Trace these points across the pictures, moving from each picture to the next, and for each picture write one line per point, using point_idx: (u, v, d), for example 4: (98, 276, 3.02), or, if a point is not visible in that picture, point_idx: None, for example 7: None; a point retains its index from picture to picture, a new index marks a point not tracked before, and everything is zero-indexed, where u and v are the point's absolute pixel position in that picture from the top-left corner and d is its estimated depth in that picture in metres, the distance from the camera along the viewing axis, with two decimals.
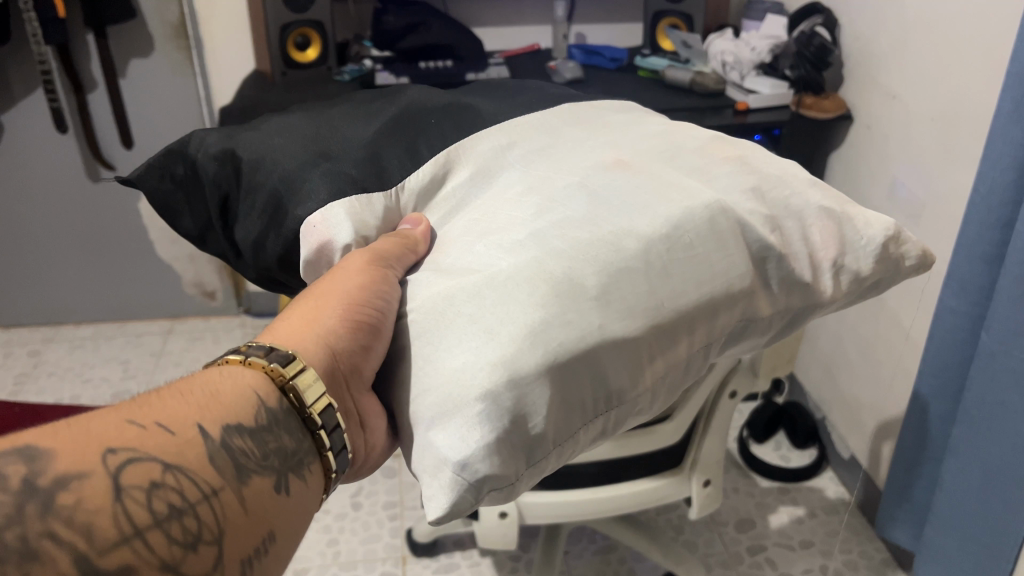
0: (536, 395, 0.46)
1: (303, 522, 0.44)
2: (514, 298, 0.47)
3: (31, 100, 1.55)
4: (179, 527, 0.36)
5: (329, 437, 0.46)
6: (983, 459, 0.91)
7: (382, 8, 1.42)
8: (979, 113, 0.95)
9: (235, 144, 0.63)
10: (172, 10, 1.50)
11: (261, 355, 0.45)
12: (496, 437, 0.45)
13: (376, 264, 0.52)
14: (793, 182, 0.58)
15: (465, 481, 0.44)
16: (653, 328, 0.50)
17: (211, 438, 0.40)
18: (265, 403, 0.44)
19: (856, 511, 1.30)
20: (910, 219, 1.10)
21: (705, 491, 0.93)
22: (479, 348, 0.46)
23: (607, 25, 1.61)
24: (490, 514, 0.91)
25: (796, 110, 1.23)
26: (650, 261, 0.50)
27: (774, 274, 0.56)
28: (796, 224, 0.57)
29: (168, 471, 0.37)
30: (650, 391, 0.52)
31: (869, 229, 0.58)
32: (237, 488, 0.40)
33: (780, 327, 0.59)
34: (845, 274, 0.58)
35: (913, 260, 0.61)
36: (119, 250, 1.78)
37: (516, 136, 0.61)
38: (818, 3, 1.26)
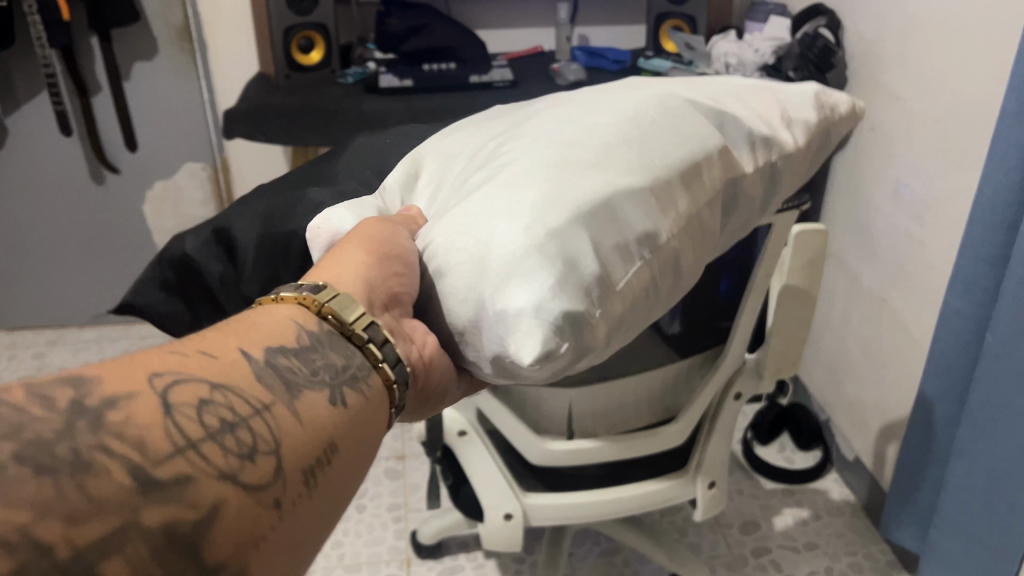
0: (578, 239, 0.45)
1: (366, 448, 0.39)
2: (515, 187, 0.47)
3: (35, 103, 1.55)
4: (233, 440, 0.32)
5: (380, 350, 0.42)
6: (989, 462, 0.90)
7: (385, 11, 1.41)
8: (983, 114, 0.95)
9: (216, 224, 0.67)
10: (176, 13, 1.50)
11: (291, 290, 0.42)
12: (559, 276, 0.44)
13: (386, 221, 0.51)
14: (713, 85, 0.63)
15: (549, 325, 0.42)
16: (655, 180, 0.51)
17: (255, 359, 0.36)
18: (306, 329, 0.40)
19: (861, 512, 1.30)
20: (914, 221, 1.10)
21: (711, 492, 0.92)
22: (501, 220, 0.46)
23: (610, 28, 1.61)
24: (495, 517, 0.89)
25: None
26: (628, 138, 0.52)
27: (735, 135, 0.58)
28: (736, 103, 0.60)
29: (216, 389, 0.33)
30: (677, 246, 0.52)
31: (789, 95, 0.64)
32: (290, 403, 0.35)
33: (762, 187, 0.60)
34: (793, 125, 0.62)
35: (834, 105, 0.67)
36: (123, 252, 1.78)
37: (469, 128, 0.62)
38: (822, 5, 1.27)
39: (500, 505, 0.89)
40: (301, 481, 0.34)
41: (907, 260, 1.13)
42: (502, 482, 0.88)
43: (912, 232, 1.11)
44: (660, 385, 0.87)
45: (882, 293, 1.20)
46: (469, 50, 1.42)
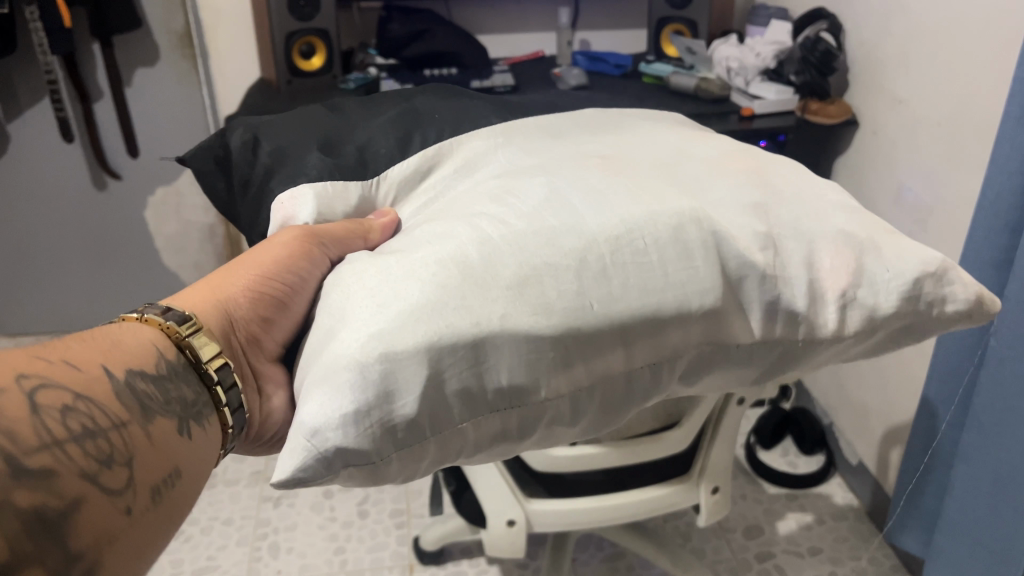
0: (410, 373, 0.43)
1: (205, 470, 0.45)
2: (416, 277, 0.46)
3: (37, 110, 1.55)
4: (93, 446, 0.38)
5: (226, 393, 0.47)
6: (994, 466, 0.90)
7: (387, 17, 1.42)
8: (985, 118, 0.95)
9: (261, 134, 0.63)
10: (178, 19, 1.51)
11: (157, 314, 0.47)
12: (358, 409, 0.42)
13: (308, 239, 0.54)
14: (809, 207, 0.57)
15: (316, 451, 0.42)
16: (568, 330, 0.47)
17: (117, 377, 0.41)
18: (166, 357, 0.45)
19: (865, 517, 1.30)
20: (916, 225, 1.10)
21: (714, 498, 0.93)
22: (366, 320, 0.44)
23: (611, 32, 1.62)
24: (497, 524, 0.90)
25: (801, 115, 1.23)
26: (586, 261, 0.48)
27: (754, 297, 0.52)
28: (800, 248, 0.53)
29: (79, 398, 0.38)
30: (566, 396, 0.49)
31: (900, 262, 0.53)
32: (143, 423, 0.41)
33: (766, 357, 0.55)
34: (856, 309, 0.53)
35: (959, 305, 0.55)
36: (125, 257, 1.78)
37: (514, 136, 0.62)
38: (823, 8, 1.24)
39: (503, 511, 0.89)
40: (148, 496, 0.40)
41: None
42: (505, 488, 0.88)
43: (915, 235, 1.11)
44: None
45: None
46: (470, 55, 1.42)
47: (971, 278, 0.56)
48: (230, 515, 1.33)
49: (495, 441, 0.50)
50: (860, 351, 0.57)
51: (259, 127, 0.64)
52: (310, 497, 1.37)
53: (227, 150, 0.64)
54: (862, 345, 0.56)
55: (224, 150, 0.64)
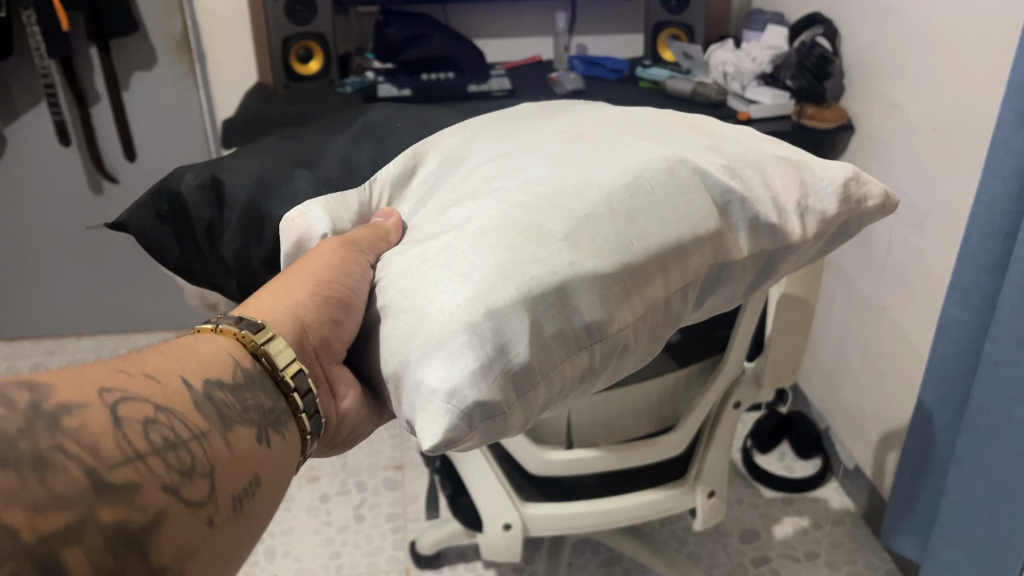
0: (516, 324, 0.44)
1: (283, 479, 0.43)
2: (484, 245, 0.46)
3: (34, 113, 1.55)
4: (175, 458, 0.36)
5: (303, 400, 0.45)
6: (990, 470, 0.90)
7: (384, 21, 1.42)
8: (980, 123, 0.95)
9: (217, 170, 0.63)
10: (175, 24, 1.51)
11: (232, 323, 0.45)
12: (481, 363, 0.42)
13: (349, 248, 0.51)
14: (747, 140, 0.60)
15: (455, 410, 0.41)
16: (624, 264, 0.48)
17: (197, 389, 0.40)
18: (241, 366, 0.43)
19: (861, 522, 1.30)
20: (912, 229, 1.10)
21: (710, 502, 0.92)
22: (456, 289, 0.44)
23: (608, 37, 1.62)
24: (494, 528, 0.90)
25: (797, 119, 1.22)
26: (615, 208, 0.50)
27: (739, 218, 0.55)
28: (756, 173, 0.57)
29: (159, 410, 0.37)
30: (635, 328, 0.50)
31: (827, 169, 0.59)
32: (223, 432, 0.39)
33: (753, 273, 0.58)
34: (811, 215, 0.58)
35: (876, 200, 0.61)
36: (121, 261, 1.78)
37: (479, 128, 0.62)
38: (818, 13, 1.26)
39: (498, 516, 0.89)
40: (229, 506, 0.38)
41: (908, 269, 1.12)
42: (500, 492, 0.88)
43: (911, 240, 1.11)
44: (659, 394, 0.87)
45: (881, 303, 1.20)
46: (467, 60, 1.42)
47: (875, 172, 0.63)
48: None
49: (578, 387, 0.50)
50: (812, 254, 0.62)
51: (211, 169, 0.64)
52: (306, 501, 1.37)
53: (178, 197, 0.63)
54: (814, 249, 0.61)
55: (170, 202, 0.64)
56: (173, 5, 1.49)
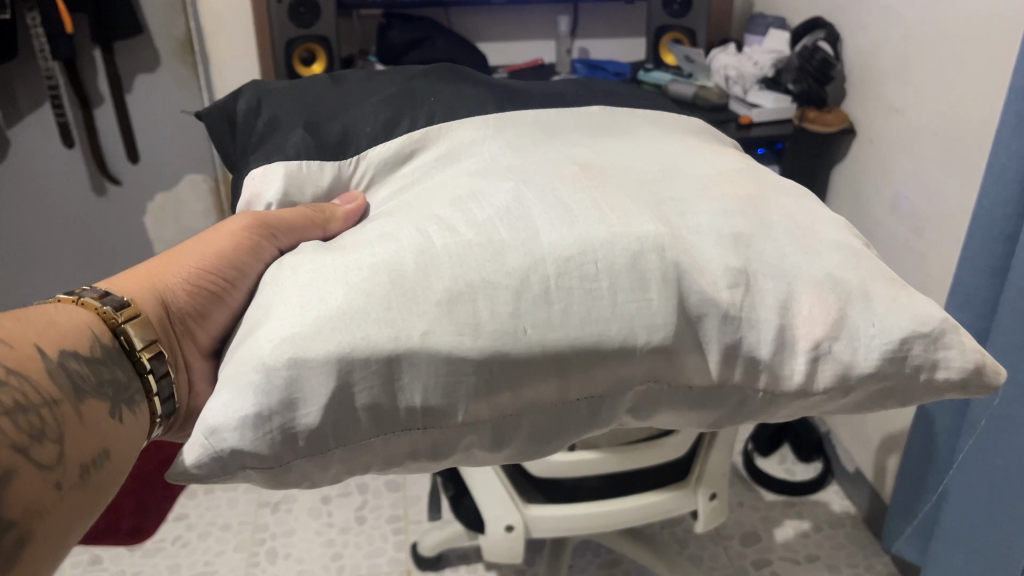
0: (315, 383, 0.44)
1: (133, 455, 0.47)
2: (344, 281, 0.47)
3: (38, 115, 1.56)
4: (24, 421, 0.41)
5: (156, 381, 0.50)
6: (991, 472, 0.90)
7: (387, 24, 1.43)
8: (981, 127, 0.95)
9: (265, 100, 0.68)
10: (179, 26, 1.52)
11: (95, 299, 0.50)
12: (256, 412, 0.44)
13: (253, 232, 0.58)
14: (807, 245, 0.53)
15: (213, 448, 0.44)
16: (494, 356, 0.46)
17: (51, 358, 0.44)
18: (100, 342, 0.48)
19: (861, 524, 1.30)
20: (914, 233, 1.11)
21: (711, 504, 0.93)
22: (289, 321, 0.46)
23: (611, 40, 1.63)
24: (496, 528, 0.90)
25: (799, 124, 1.23)
26: (526, 285, 0.48)
27: (712, 338, 0.50)
28: (776, 289, 0.50)
29: (12, 373, 0.42)
30: (500, 419, 0.49)
31: (888, 317, 0.49)
32: (73, 402, 0.44)
33: (726, 401, 0.53)
34: (828, 364, 0.49)
35: (954, 373, 0.50)
36: (123, 263, 1.78)
37: (501, 126, 0.64)
38: (819, 18, 1.27)
39: (501, 517, 0.89)
40: (78, 473, 0.42)
41: (909, 273, 1.13)
42: (503, 493, 0.88)
43: (912, 244, 1.11)
44: None
45: None
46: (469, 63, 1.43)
47: (971, 341, 0.51)
48: (226, 520, 1.33)
49: (420, 454, 0.50)
50: (842, 409, 0.53)
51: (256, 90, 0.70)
52: (307, 502, 1.37)
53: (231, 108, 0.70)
54: (838, 405, 0.53)
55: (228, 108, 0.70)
56: (176, 7, 1.49)
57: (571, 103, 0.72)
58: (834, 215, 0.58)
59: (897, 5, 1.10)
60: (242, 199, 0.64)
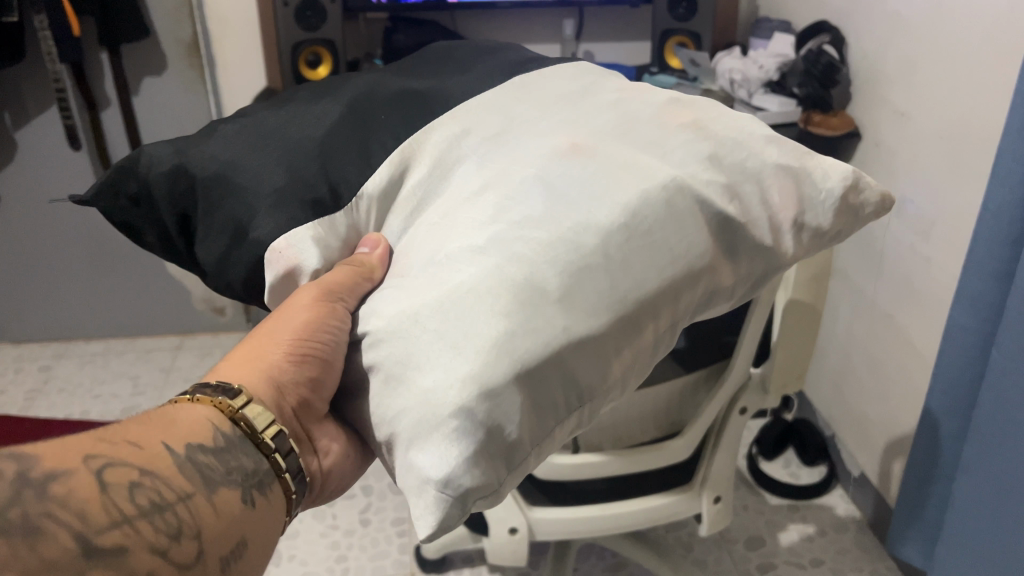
0: (508, 402, 0.46)
1: (268, 538, 0.48)
2: (475, 313, 0.47)
3: (45, 117, 1.56)
4: (161, 521, 0.40)
5: (284, 459, 0.50)
6: (996, 476, 0.90)
7: (392, 27, 1.44)
8: (988, 130, 0.95)
9: (186, 158, 0.60)
10: (185, 29, 1.51)
11: (208, 392, 0.49)
12: (475, 448, 0.45)
13: (325, 299, 0.53)
14: (748, 142, 0.57)
15: (450, 495, 0.44)
16: (618, 319, 0.50)
17: (178, 453, 0.44)
18: (222, 431, 0.47)
19: (867, 529, 1.30)
20: (919, 237, 1.10)
21: (716, 508, 0.92)
22: (448, 366, 0.45)
23: (615, 44, 1.63)
24: (500, 531, 0.90)
25: (805, 127, 1.22)
26: (609, 254, 0.50)
27: (740, 246, 0.56)
28: (754, 188, 0.56)
29: (144, 474, 0.41)
30: (628, 375, 0.53)
31: (828, 181, 0.58)
32: (206, 495, 0.44)
33: (745, 288, 0.59)
34: (806, 230, 0.58)
35: (873, 202, 0.60)
36: (128, 265, 1.79)
37: (469, 122, 0.60)
38: (824, 22, 1.27)
39: (505, 519, 0.89)
40: (215, 567, 0.43)
41: (914, 277, 1.12)
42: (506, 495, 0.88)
43: (917, 248, 1.11)
44: (665, 397, 0.87)
45: (888, 309, 1.20)
46: None
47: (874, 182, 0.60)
48: None
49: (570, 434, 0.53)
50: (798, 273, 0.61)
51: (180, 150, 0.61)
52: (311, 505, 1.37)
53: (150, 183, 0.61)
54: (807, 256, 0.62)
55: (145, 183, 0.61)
56: (183, 11, 1.49)
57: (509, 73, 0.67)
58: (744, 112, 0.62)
59: (903, 10, 1.10)
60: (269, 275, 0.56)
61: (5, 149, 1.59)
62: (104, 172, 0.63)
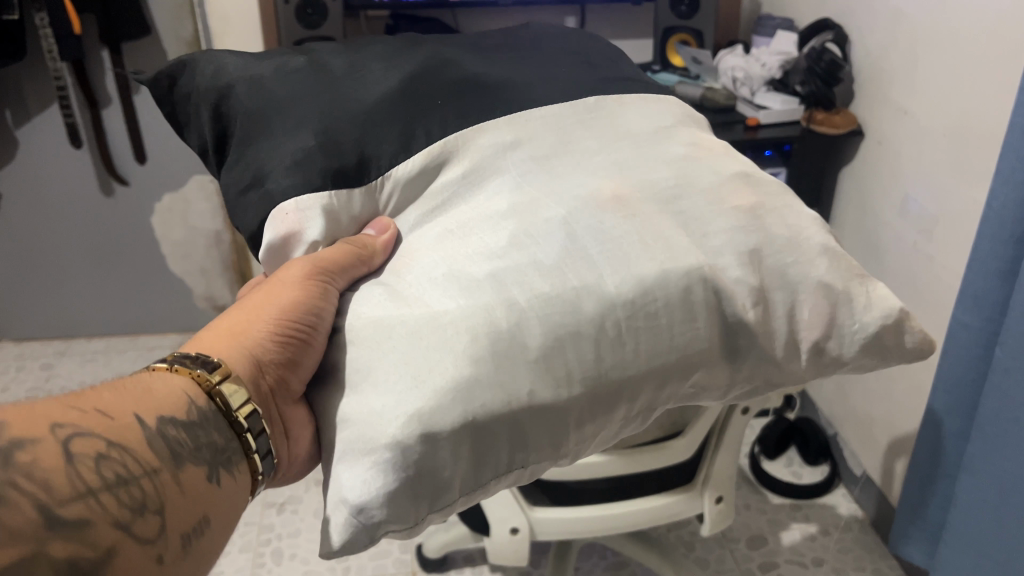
0: (446, 451, 0.46)
1: (233, 517, 0.46)
2: (450, 347, 0.47)
3: (46, 115, 1.56)
4: (127, 494, 0.39)
5: (255, 440, 0.48)
6: (999, 477, 0.90)
7: (393, 25, 1.43)
8: (992, 128, 0.95)
9: (237, 84, 0.62)
10: (187, 27, 1.50)
11: (186, 363, 0.48)
12: (397, 486, 0.44)
13: (317, 276, 0.54)
14: (802, 248, 0.56)
15: (360, 523, 0.44)
16: (585, 395, 0.49)
17: (148, 426, 0.43)
18: (197, 405, 0.46)
19: (869, 528, 1.29)
20: (922, 236, 1.10)
21: (718, 508, 0.92)
22: (403, 395, 0.46)
23: (618, 41, 1.62)
24: (501, 531, 0.90)
25: (807, 126, 1.23)
26: (604, 327, 0.49)
27: (743, 349, 0.54)
28: (785, 297, 0.55)
29: (111, 446, 0.40)
30: (581, 445, 0.52)
31: (867, 314, 0.56)
32: (174, 471, 0.42)
33: (738, 392, 0.58)
34: (827, 353, 0.56)
35: (912, 343, 0.58)
36: (129, 263, 1.79)
37: (523, 133, 0.60)
38: (827, 20, 1.26)
39: (506, 519, 0.89)
40: (179, 545, 0.41)
41: (917, 276, 1.12)
42: (508, 496, 0.88)
43: (920, 247, 1.11)
44: None
45: None
46: None
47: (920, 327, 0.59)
48: None
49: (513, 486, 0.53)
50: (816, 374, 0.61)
51: (228, 74, 0.63)
52: (312, 504, 1.37)
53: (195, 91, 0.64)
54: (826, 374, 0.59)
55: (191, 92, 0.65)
56: (184, 8, 1.49)
57: (574, 74, 0.67)
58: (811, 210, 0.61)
59: (906, 6, 1.09)
60: (267, 240, 0.57)
61: (6, 147, 1.59)
62: (173, 61, 0.66)
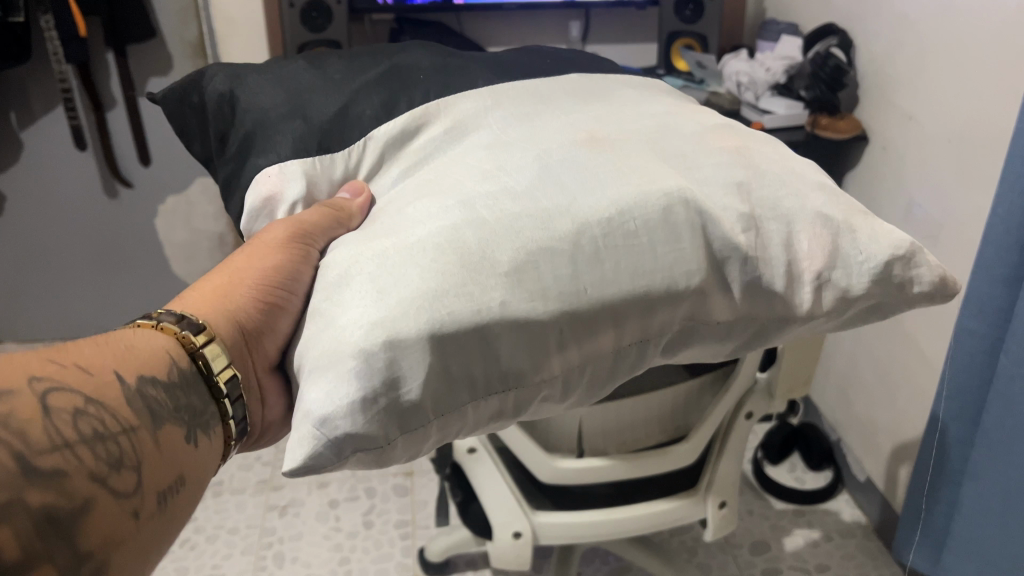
0: (412, 360, 0.43)
1: (205, 480, 0.46)
2: (416, 263, 0.46)
3: (51, 116, 1.57)
4: (104, 449, 0.39)
5: (232, 405, 0.49)
6: (1004, 487, 0.91)
7: (398, 30, 1.44)
8: (998, 134, 0.94)
9: (237, 87, 0.64)
10: (192, 29, 1.51)
11: (172, 322, 0.48)
12: (364, 396, 0.42)
13: (298, 240, 0.55)
14: (795, 185, 0.56)
15: (325, 438, 0.42)
16: (566, 313, 0.47)
17: (128, 384, 0.42)
18: (179, 366, 0.46)
19: (873, 535, 1.29)
20: (927, 240, 1.10)
21: (721, 513, 0.91)
22: (367, 309, 0.44)
23: (622, 44, 1.62)
24: (503, 535, 0.88)
25: (812, 130, 1.22)
26: (579, 245, 0.48)
27: (734, 277, 0.53)
28: (779, 228, 0.54)
29: (89, 402, 0.40)
30: (568, 372, 0.50)
31: (873, 245, 0.54)
32: (152, 430, 0.42)
33: (743, 336, 0.56)
34: (829, 290, 0.54)
35: (926, 286, 0.56)
36: (133, 264, 1.79)
37: (502, 99, 0.63)
38: (832, 25, 1.27)
39: (508, 524, 0.88)
40: (155, 502, 0.41)
41: None
42: (510, 498, 0.88)
43: None
44: (671, 401, 0.86)
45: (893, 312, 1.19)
46: None
47: (935, 259, 0.56)
48: (235, 523, 1.33)
49: (491, 425, 0.51)
50: (832, 326, 0.58)
51: (228, 90, 0.64)
52: (315, 506, 1.36)
53: (204, 100, 0.65)
54: (833, 322, 0.57)
55: (200, 98, 0.65)
56: (189, 11, 1.49)
57: (551, 70, 0.70)
58: (807, 160, 0.61)
59: (912, 12, 1.09)
60: (250, 202, 0.60)
61: (10, 149, 1.59)
62: (179, 79, 0.67)
